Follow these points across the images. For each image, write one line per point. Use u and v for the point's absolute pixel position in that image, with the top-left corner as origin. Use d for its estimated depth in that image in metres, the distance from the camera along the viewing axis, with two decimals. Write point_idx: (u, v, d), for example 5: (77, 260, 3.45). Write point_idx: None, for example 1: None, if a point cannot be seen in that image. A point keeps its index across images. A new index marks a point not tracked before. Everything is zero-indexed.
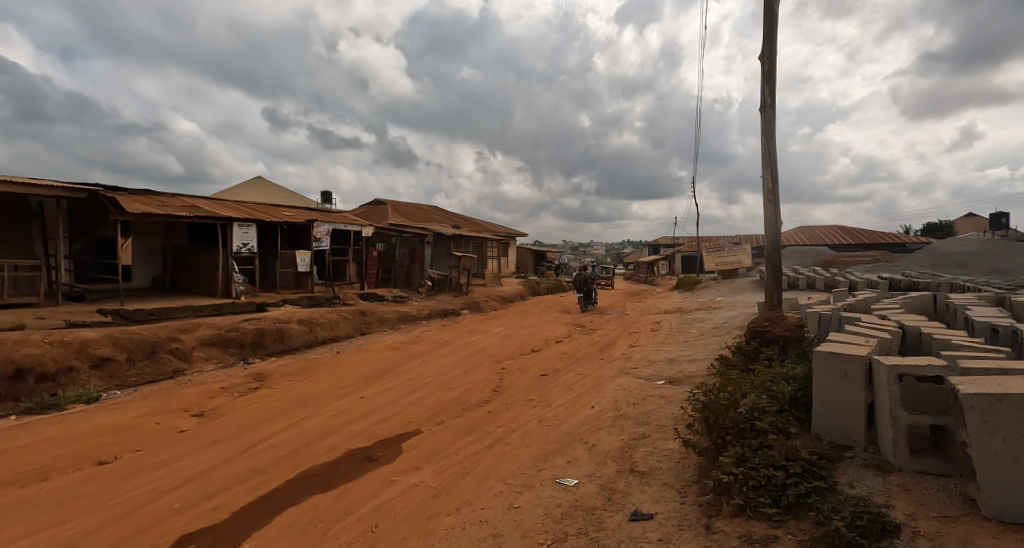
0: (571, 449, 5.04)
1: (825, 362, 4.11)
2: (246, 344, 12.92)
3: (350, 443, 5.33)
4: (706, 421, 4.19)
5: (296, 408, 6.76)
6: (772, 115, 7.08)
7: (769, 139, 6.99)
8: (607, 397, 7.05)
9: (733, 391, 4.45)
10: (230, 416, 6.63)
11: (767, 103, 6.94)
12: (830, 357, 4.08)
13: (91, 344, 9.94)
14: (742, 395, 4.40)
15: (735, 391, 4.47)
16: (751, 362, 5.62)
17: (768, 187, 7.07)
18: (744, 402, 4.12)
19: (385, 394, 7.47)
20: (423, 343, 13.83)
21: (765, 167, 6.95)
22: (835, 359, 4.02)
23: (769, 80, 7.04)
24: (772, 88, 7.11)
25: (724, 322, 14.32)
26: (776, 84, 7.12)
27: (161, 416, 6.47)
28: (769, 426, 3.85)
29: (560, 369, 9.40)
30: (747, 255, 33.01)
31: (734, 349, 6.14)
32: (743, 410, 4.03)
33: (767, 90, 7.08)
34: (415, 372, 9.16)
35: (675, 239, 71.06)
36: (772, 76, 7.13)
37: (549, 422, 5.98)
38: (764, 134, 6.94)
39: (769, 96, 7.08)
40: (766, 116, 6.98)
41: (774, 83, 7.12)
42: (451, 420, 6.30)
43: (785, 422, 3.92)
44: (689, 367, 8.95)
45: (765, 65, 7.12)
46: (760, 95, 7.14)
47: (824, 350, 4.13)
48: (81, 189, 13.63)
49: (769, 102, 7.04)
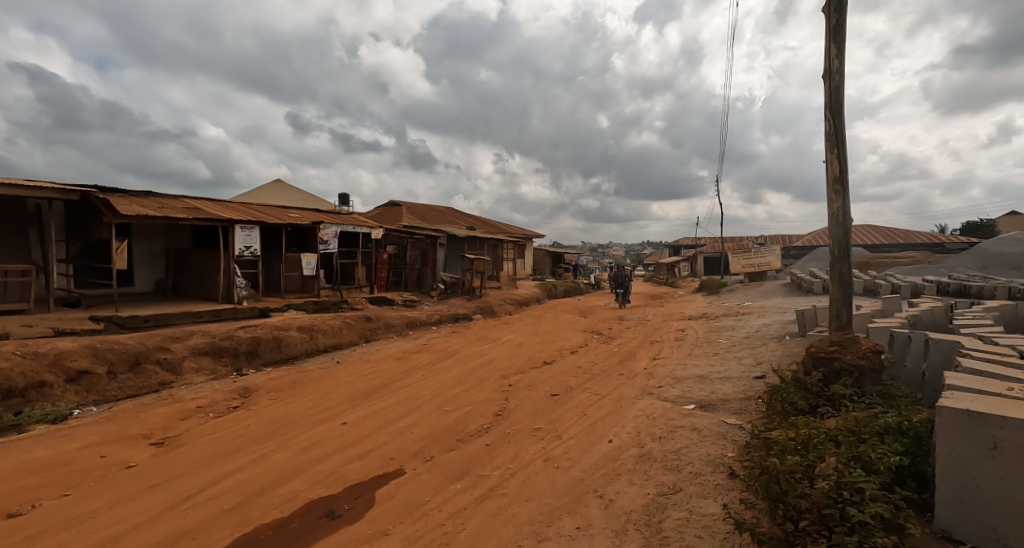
0: (582, 508, 4.03)
1: (965, 430, 3.36)
2: (242, 354, 12.14)
3: (312, 491, 4.43)
4: (776, 497, 3.24)
5: (268, 437, 5.91)
6: (839, 81, 5.95)
7: (836, 113, 5.92)
8: (627, 428, 6.01)
9: (806, 452, 3.45)
10: (193, 445, 5.79)
11: (834, 68, 5.84)
12: (969, 420, 3.35)
13: (67, 356, 9.27)
14: (818, 457, 3.40)
15: (809, 450, 3.48)
16: (814, 397, 4.56)
17: (833, 172, 5.99)
18: (827, 473, 3.12)
19: (374, 419, 6.57)
20: (430, 353, 12.93)
21: (831, 149, 5.89)
22: (981, 426, 3.27)
23: (837, 36, 5.87)
24: (840, 46, 5.95)
25: (756, 332, 13.09)
26: (845, 40, 5.93)
27: (111, 447, 5.66)
28: (872, 517, 2.85)
29: (574, 388, 8.40)
30: (776, 256, 31.38)
31: (789, 379, 5.02)
32: (827, 485, 3.03)
33: (834, 50, 5.93)
34: (413, 391, 8.27)
35: (697, 239, 69.12)
36: (840, 32, 5.96)
37: (556, 463, 4.97)
38: (832, 107, 5.87)
39: (837, 58, 5.95)
40: (833, 85, 5.92)
41: (842, 40, 5.94)
42: (441, 456, 5.36)
43: (902, 516, 2.95)
44: (722, 388, 7.86)
45: (832, 16, 5.95)
46: (826, 57, 6.01)
47: (964, 414, 3.38)
48: (72, 190, 13.07)
49: (835, 65, 5.93)
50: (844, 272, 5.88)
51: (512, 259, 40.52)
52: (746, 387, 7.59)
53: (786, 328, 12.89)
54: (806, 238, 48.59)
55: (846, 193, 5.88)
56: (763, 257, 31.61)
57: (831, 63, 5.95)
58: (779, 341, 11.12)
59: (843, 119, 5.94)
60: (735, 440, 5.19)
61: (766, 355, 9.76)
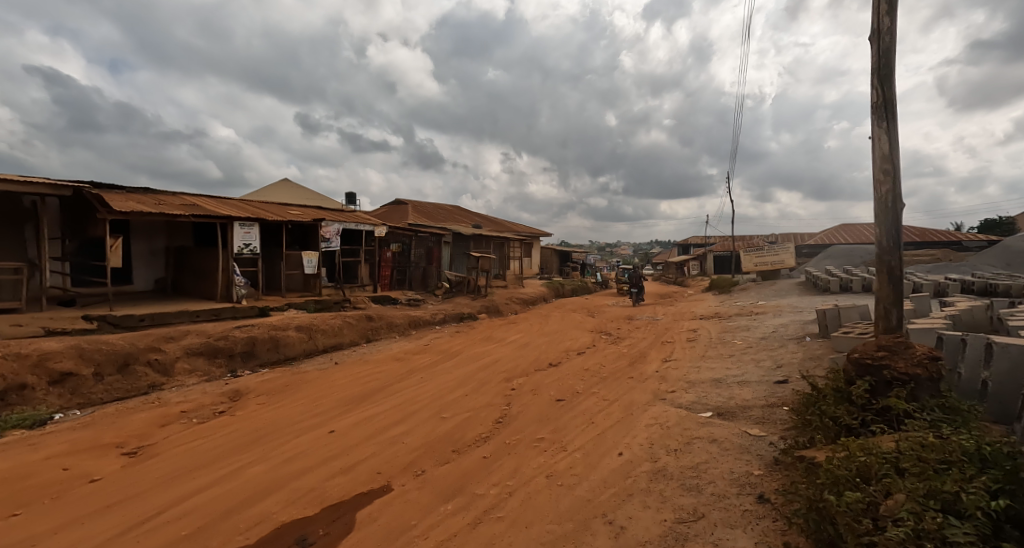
0: (588, 537, 3.54)
1: None
2: (238, 355, 11.69)
3: (286, 512, 3.97)
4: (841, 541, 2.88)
5: (249, 447, 5.45)
6: (890, 45, 5.28)
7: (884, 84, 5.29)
8: (638, 439, 5.50)
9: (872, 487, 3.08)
10: (167, 455, 5.33)
11: (883, 32, 5.21)
12: None
13: (51, 357, 8.90)
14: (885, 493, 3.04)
15: (874, 485, 3.10)
16: (859, 411, 4.03)
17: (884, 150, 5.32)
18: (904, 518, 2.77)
19: (366, 426, 6.11)
20: (432, 354, 12.48)
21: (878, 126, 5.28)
22: None
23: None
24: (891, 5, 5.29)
25: (772, 333, 12.50)
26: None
27: (78, 459, 5.22)
28: None
29: (581, 392, 7.89)
30: (789, 254, 30.64)
31: (826, 390, 4.42)
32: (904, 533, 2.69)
33: (884, 10, 5.25)
34: (410, 394, 7.79)
35: (707, 238, 68.30)
36: None
37: (560, 480, 4.48)
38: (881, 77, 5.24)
39: (886, 19, 5.28)
40: (882, 51, 5.28)
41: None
42: (433, 470, 4.89)
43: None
44: (740, 393, 7.32)
45: None
46: (875, 19, 5.33)
47: None
48: (65, 186, 12.75)
49: (886, 27, 5.26)
50: (894, 267, 5.18)
51: (519, 258, 40.05)
52: (767, 392, 7.05)
53: (804, 329, 12.29)
54: (818, 236, 47.70)
55: (896, 176, 5.27)
56: (776, 255, 30.88)
57: (880, 25, 5.30)
58: (798, 343, 10.53)
59: (893, 90, 5.28)
60: (761, 455, 4.66)
61: (784, 358, 9.21)
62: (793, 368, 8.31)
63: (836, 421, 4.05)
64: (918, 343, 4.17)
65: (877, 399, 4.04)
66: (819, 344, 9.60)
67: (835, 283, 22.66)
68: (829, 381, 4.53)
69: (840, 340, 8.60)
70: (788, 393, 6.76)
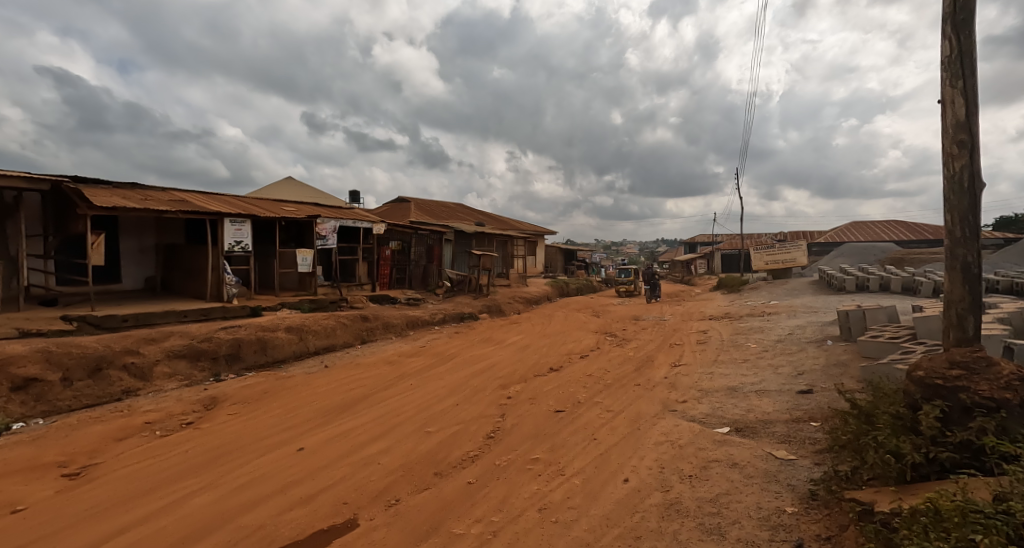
0: None
1: None
2: (223, 357, 10.97)
3: None
4: None
5: (203, 469, 4.81)
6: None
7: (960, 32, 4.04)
8: (646, 462, 4.82)
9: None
10: (110, 478, 4.67)
11: None
12: None
13: (15, 361, 8.30)
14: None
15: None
16: (926, 444, 3.30)
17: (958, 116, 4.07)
18: None
19: (340, 442, 5.45)
20: (427, 357, 11.86)
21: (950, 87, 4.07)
22: None
23: None
24: None
25: (788, 336, 11.76)
26: None
27: (9, 484, 4.60)
28: None
29: (583, 402, 7.21)
30: (802, 252, 29.78)
31: (881, 413, 3.72)
32: None
33: None
34: (396, 403, 7.13)
35: (714, 237, 67.44)
36: None
37: (555, 516, 3.84)
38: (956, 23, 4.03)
39: None
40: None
41: None
42: (408, 500, 4.25)
43: None
44: (760, 405, 6.58)
45: None
46: None
47: None
48: (43, 180, 12.16)
49: None
50: (970, 260, 4.01)
51: (522, 256, 39.40)
52: (790, 405, 6.33)
53: (823, 332, 11.53)
54: (829, 234, 46.76)
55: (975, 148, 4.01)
56: (788, 253, 30.02)
57: None
58: (819, 347, 9.76)
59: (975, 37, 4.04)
60: (793, 487, 3.93)
61: (806, 365, 8.47)
62: (816, 377, 7.58)
63: (899, 458, 3.33)
64: (1003, 359, 3.38)
65: (950, 430, 3.29)
66: (844, 349, 8.85)
67: (851, 282, 21.84)
68: (884, 402, 3.84)
69: (869, 345, 7.84)
70: (816, 407, 6.02)
